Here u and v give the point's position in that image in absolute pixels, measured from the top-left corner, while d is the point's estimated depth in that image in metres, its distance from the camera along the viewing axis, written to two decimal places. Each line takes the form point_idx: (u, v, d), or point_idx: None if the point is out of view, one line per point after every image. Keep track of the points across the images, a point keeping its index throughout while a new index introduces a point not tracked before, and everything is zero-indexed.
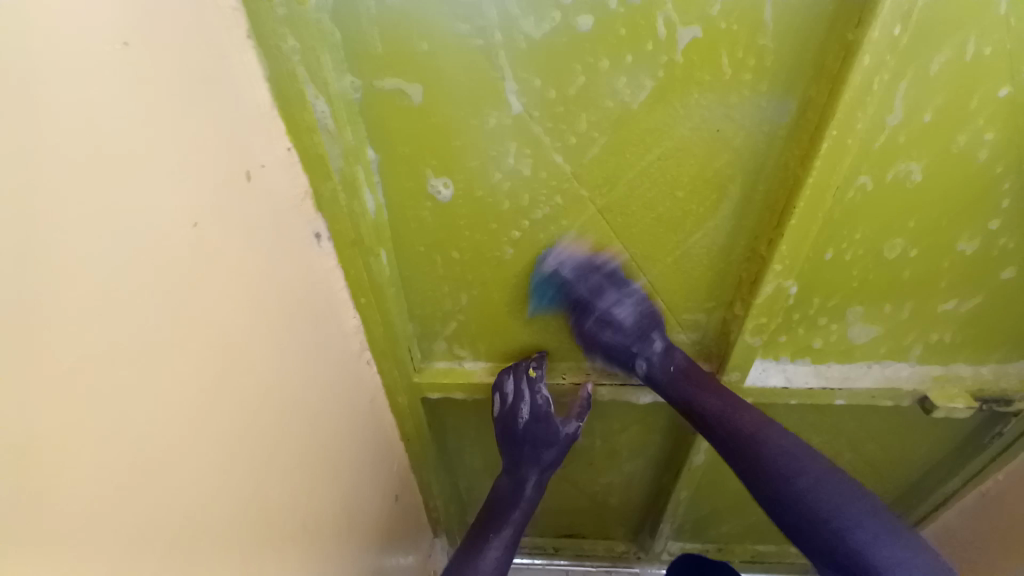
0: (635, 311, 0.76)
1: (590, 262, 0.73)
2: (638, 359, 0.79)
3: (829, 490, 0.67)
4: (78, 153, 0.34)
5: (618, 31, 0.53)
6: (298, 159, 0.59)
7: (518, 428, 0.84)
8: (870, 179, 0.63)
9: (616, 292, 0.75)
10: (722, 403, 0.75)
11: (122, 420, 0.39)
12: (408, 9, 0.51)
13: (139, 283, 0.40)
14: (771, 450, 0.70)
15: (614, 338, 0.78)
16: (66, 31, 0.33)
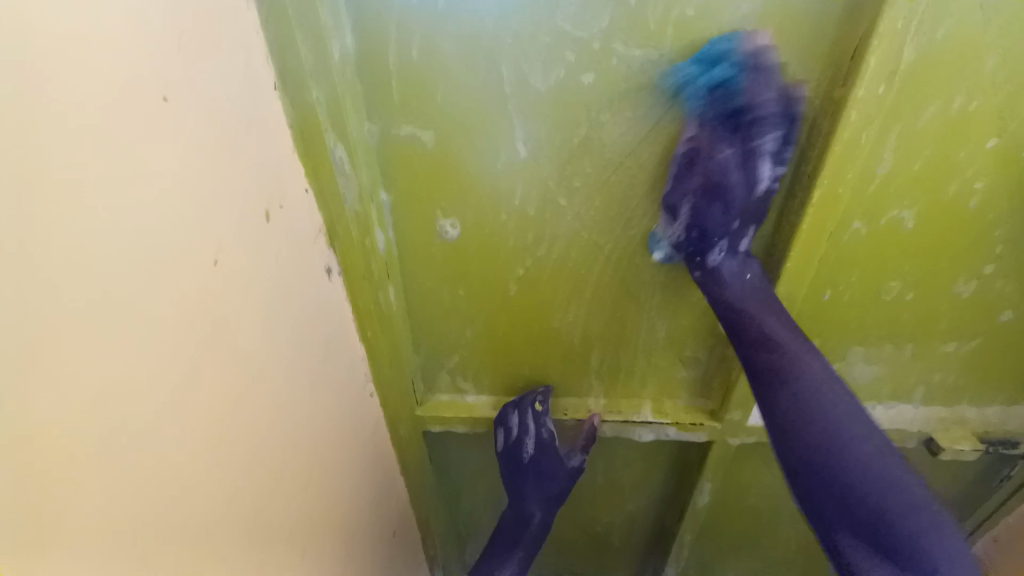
0: (762, 189, 0.62)
1: (733, 97, 0.58)
2: (716, 249, 0.67)
3: (890, 467, 0.57)
4: (117, 196, 0.37)
5: (619, 86, 0.57)
6: (315, 199, 0.62)
7: (523, 461, 0.84)
8: (864, 224, 0.65)
9: (735, 146, 0.62)
10: (782, 333, 0.64)
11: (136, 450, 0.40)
12: (425, 64, 0.56)
13: (161, 322, 0.41)
14: (838, 402, 0.60)
15: (716, 202, 0.64)
16: (116, 88, 0.36)
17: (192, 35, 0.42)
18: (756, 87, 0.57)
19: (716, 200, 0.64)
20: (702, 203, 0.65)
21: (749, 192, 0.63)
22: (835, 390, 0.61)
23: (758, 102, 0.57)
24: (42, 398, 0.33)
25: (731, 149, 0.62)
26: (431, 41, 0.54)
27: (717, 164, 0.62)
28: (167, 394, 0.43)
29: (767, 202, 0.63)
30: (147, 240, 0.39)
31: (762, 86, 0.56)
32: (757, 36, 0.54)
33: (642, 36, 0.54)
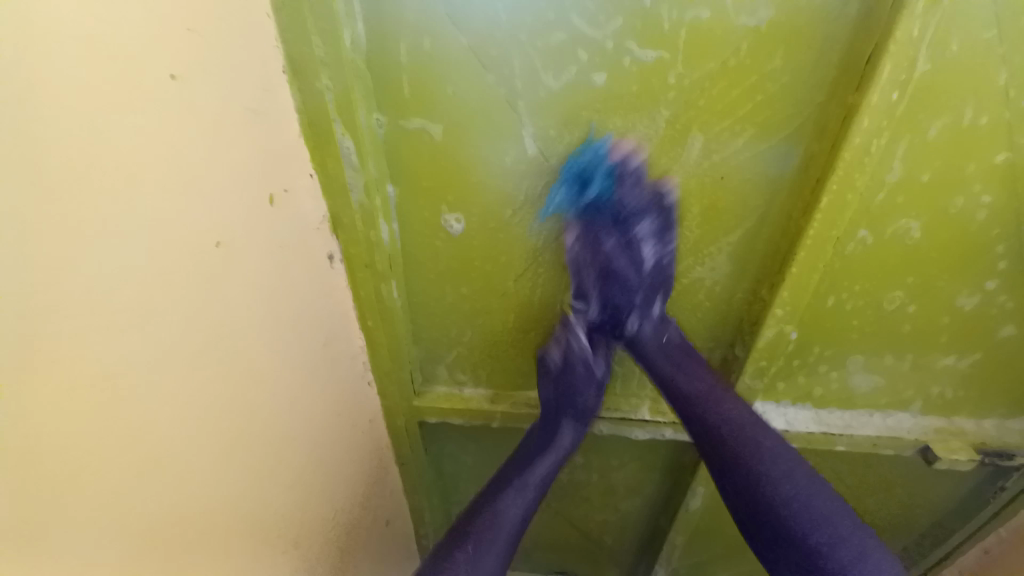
0: (651, 259, 0.70)
1: (647, 190, 0.64)
2: (633, 316, 0.74)
3: (810, 502, 0.59)
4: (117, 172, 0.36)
5: (630, 88, 0.57)
6: (319, 184, 0.61)
7: (550, 372, 0.77)
8: (870, 234, 0.65)
9: (651, 223, 0.67)
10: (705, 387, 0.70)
11: (130, 432, 0.40)
12: (436, 57, 0.55)
13: (165, 301, 0.42)
14: (754, 440, 0.64)
15: (625, 268, 0.71)
16: (120, 63, 0.36)
17: (202, 15, 0.42)
18: (631, 190, 0.64)
19: (616, 271, 0.72)
20: (606, 287, 0.73)
21: (640, 270, 0.71)
22: (763, 431, 0.66)
23: (625, 183, 0.64)
24: (37, 379, 0.33)
25: (615, 237, 0.71)
26: (443, 34, 0.54)
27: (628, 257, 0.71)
28: (165, 374, 0.42)
29: (659, 275, 0.71)
30: (148, 217, 0.39)
31: (628, 188, 0.64)
32: (619, 146, 0.61)
33: (654, 37, 0.54)
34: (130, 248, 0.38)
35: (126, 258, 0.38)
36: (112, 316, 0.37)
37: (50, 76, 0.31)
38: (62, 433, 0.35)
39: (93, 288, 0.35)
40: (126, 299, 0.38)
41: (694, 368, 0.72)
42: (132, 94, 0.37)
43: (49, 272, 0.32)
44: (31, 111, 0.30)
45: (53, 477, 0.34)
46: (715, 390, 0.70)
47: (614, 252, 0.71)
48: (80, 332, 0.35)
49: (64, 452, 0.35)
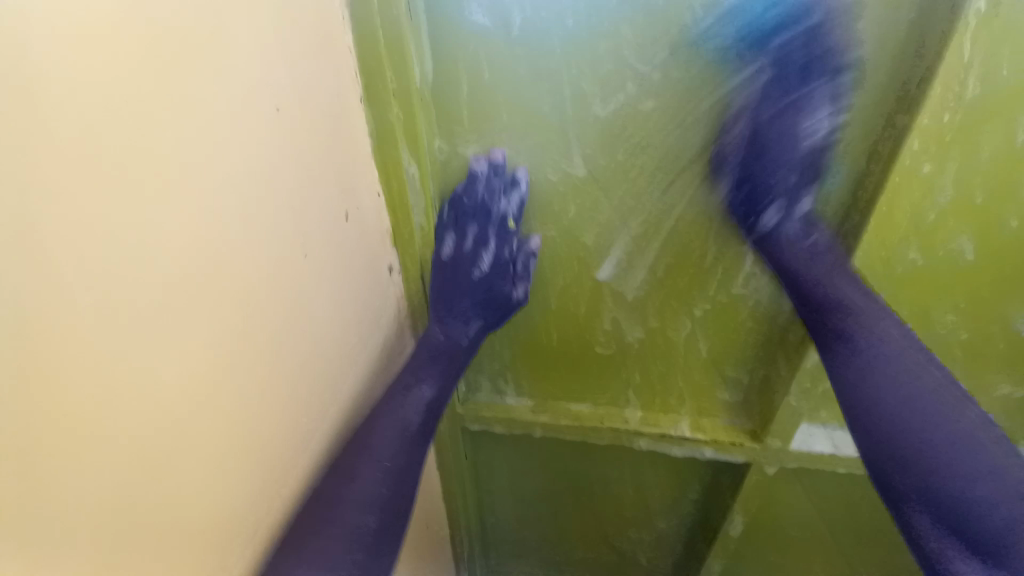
0: (805, 138, 0.61)
1: (815, 27, 0.56)
2: (773, 209, 0.66)
3: (965, 453, 0.54)
4: (224, 183, 0.41)
5: (675, 107, 0.60)
6: (384, 202, 0.66)
7: (473, 277, 0.71)
8: (921, 255, 0.64)
9: (827, 88, 0.58)
10: (852, 292, 0.62)
11: (220, 412, 0.44)
12: (494, 87, 0.60)
13: (259, 304, 0.47)
14: (914, 376, 0.57)
15: (756, 160, 0.65)
16: (233, 88, 0.41)
17: (300, 53, 0.48)
18: (825, 40, 0.56)
19: (775, 143, 0.64)
20: (744, 168, 0.65)
21: (797, 141, 0.62)
22: (909, 364, 0.58)
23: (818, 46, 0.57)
24: (159, 373, 0.38)
25: (772, 108, 0.63)
26: (502, 65, 0.59)
27: (806, 126, 0.61)
28: (250, 367, 0.47)
29: (817, 155, 0.61)
30: (251, 230, 0.45)
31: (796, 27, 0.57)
32: None
33: (699, 66, 0.57)
34: (231, 251, 0.43)
35: (227, 258, 0.42)
36: (214, 310, 0.42)
37: (179, 98, 0.36)
38: (165, 413, 0.39)
39: (200, 287, 0.40)
40: (225, 295, 0.43)
41: (848, 275, 0.63)
42: (241, 116, 0.42)
43: (166, 271, 0.37)
44: (171, 145, 0.36)
45: (157, 450, 0.38)
46: (867, 300, 0.61)
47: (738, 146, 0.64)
48: (185, 322, 0.39)
49: (167, 429, 0.39)
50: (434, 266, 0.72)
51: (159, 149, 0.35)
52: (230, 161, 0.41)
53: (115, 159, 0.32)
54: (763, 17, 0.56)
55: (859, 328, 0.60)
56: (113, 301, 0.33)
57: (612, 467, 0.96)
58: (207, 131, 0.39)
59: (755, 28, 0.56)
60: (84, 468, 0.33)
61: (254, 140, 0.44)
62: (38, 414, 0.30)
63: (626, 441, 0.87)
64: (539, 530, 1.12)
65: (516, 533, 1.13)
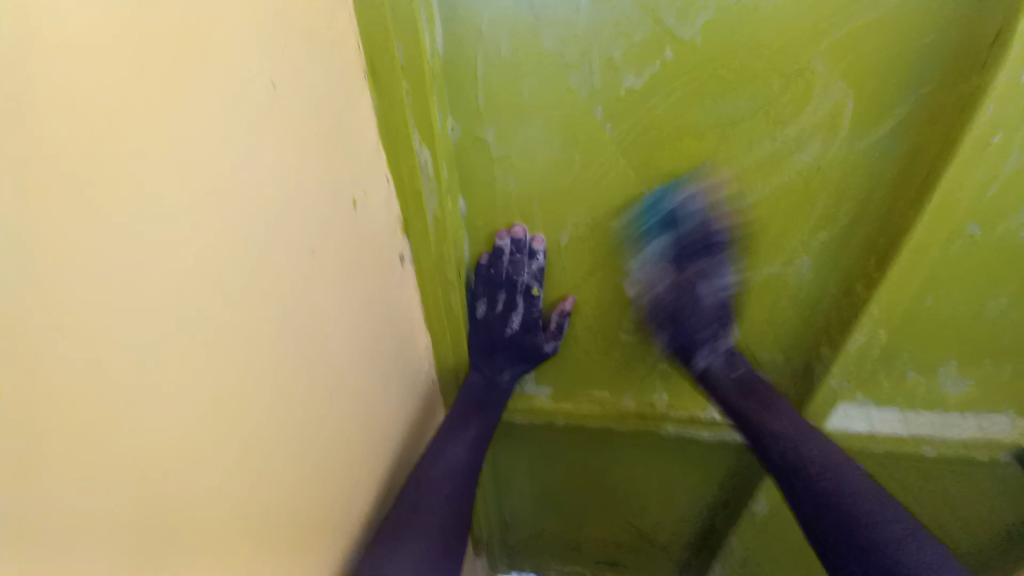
0: (717, 297, 0.73)
1: (705, 227, 0.67)
2: (704, 352, 0.75)
3: (863, 498, 0.59)
4: (224, 177, 0.36)
5: (717, 67, 0.53)
6: (394, 189, 0.61)
7: (506, 334, 0.76)
8: (979, 229, 0.58)
9: (727, 274, 0.70)
10: (758, 401, 0.71)
11: (239, 429, 0.41)
12: (514, 56, 0.54)
13: (268, 311, 0.42)
14: (810, 444, 0.66)
15: (693, 310, 0.73)
16: (228, 68, 0.35)
17: (296, 19, 0.42)
18: None
19: (686, 310, 0.74)
20: (676, 327, 0.75)
21: (716, 297, 0.72)
22: (810, 436, 0.67)
23: (709, 229, 0.67)
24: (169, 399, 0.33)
25: (677, 278, 0.73)
26: (526, 32, 0.52)
27: (707, 293, 0.73)
28: (263, 381, 0.43)
29: (728, 300, 0.72)
30: (255, 228, 0.40)
31: None
32: None
33: (747, 25, 0.50)
34: (233, 255, 0.38)
35: (234, 262, 0.38)
36: (223, 321, 0.37)
37: (168, 79, 0.30)
38: (182, 437, 0.35)
39: (208, 295, 0.36)
40: (235, 304, 0.38)
41: (766, 390, 0.73)
42: (239, 100, 0.36)
43: (170, 283, 0.32)
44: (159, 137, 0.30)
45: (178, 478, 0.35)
46: (758, 385, 0.73)
47: (688, 283, 0.73)
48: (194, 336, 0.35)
49: (188, 453, 0.36)
50: (471, 326, 0.78)
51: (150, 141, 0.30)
52: (231, 150, 0.36)
53: (101, 156, 0.27)
54: (656, 218, 0.66)
55: (752, 411, 0.70)
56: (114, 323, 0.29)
57: (636, 451, 0.94)
58: (203, 118, 0.33)
59: (658, 220, 0.66)
60: (100, 507, 0.30)
61: (252, 121, 0.38)
62: (33, 464, 0.26)
63: (654, 426, 0.84)
64: (558, 512, 1.11)
65: (536, 516, 1.12)
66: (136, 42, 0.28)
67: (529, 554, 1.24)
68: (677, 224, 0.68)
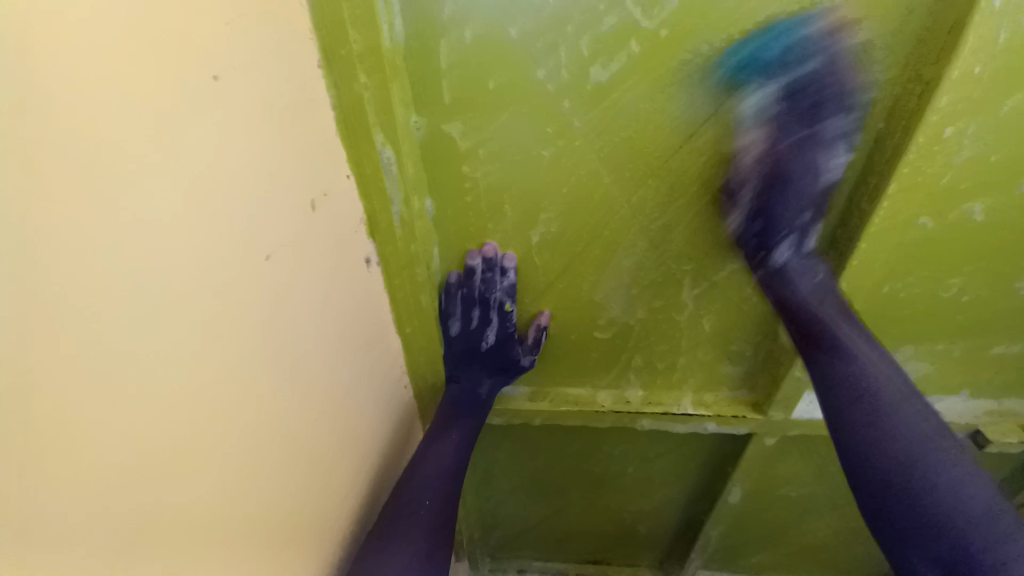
0: (827, 179, 0.60)
1: (842, 82, 0.54)
2: (785, 245, 0.65)
3: (945, 467, 0.54)
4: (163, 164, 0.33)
5: (681, 58, 0.53)
6: (356, 185, 0.59)
7: (482, 348, 0.78)
8: (933, 219, 0.60)
9: (831, 128, 0.57)
10: (854, 330, 0.62)
11: (190, 437, 0.38)
12: (478, 48, 0.52)
13: (219, 321, 0.40)
14: (892, 395, 0.58)
15: (791, 183, 0.61)
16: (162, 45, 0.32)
17: (241, 5, 0.39)
18: None
19: (774, 194, 0.63)
20: (761, 200, 0.64)
21: (814, 177, 0.60)
22: (894, 385, 0.59)
23: (828, 84, 0.55)
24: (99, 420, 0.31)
25: (784, 143, 0.61)
26: (490, 21, 0.51)
27: (818, 167, 0.59)
28: (215, 396, 0.40)
29: (832, 190, 0.60)
30: (199, 232, 0.37)
31: None
32: None
33: (710, 18, 0.50)
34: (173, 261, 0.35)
35: (179, 256, 0.35)
36: (166, 321, 0.35)
37: (90, 54, 0.28)
38: (122, 444, 0.33)
39: (149, 291, 0.33)
40: (181, 301, 0.36)
41: (850, 317, 0.63)
42: (178, 79, 0.34)
43: (103, 277, 0.30)
44: (76, 135, 0.28)
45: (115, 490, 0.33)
46: (841, 306, 0.64)
47: (789, 153, 0.61)
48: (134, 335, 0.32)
49: (124, 470, 0.33)
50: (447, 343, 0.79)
51: (71, 123, 0.27)
52: (170, 135, 0.34)
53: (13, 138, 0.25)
54: (765, 55, 0.53)
55: (839, 342, 0.61)
56: (32, 323, 0.26)
57: (613, 445, 0.94)
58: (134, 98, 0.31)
59: (762, 69, 0.55)
60: (19, 524, 0.27)
61: (191, 115, 0.35)
62: None
63: (629, 421, 0.84)
64: (539, 510, 1.10)
65: (516, 515, 1.11)
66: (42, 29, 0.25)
67: (509, 552, 1.23)
68: (792, 68, 0.55)
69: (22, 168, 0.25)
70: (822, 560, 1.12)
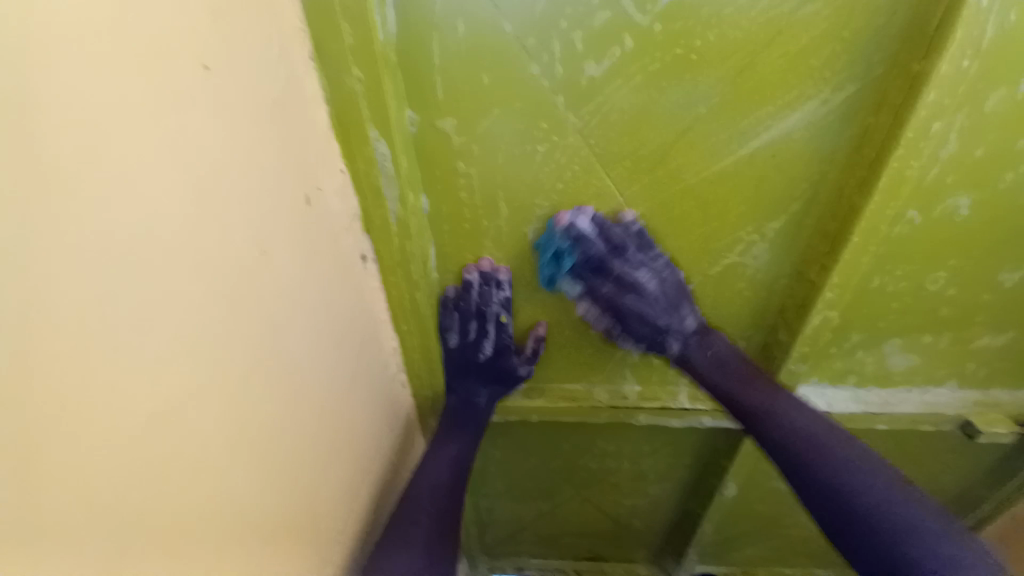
0: (658, 279, 0.68)
1: (608, 232, 0.66)
2: (674, 340, 0.73)
3: (870, 481, 0.59)
4: (154, 156, 0.33)
5: (673, 51, 0.53)
6: (350, 182, 0.59)
7: (480, 362, 0.78)
8: (920, 214, 0.61)
9: (641, 261, 0.67)
10: (752, 387, 0.69)
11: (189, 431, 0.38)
12: (472, 43, 0.52)
13: (215, 313, 0.40)
14: (806, 428, 0.64)
15: (638, 302, 0.71)
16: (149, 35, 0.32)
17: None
18: None
19: (633, 314, 0.72)
20: (628, 330, 0.74)
21: (649, 296, 0.70)
22: (809, 417, 0.66)
23: (609, 233, 0.65)
24: (104, 409, 0.31)
25: (607, 283, 0.71)
26: (483, 15, 0.51)
27: (641, 283, 0.69)
28: (212, 390, 0.40)
29: (668, 289, 0.69)
30: (192, 223, 0.37)
31: None
32: None
33: (700, 12, 0.51)
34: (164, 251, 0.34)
35: (172, 250, 0.35)
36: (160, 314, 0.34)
37: (84, 37, 0.28)
38: (123, 435, 0.32)
39: (146, 280, 0.33)
40: (175, 294, 0.35)
41: (753, 383, 0.69)
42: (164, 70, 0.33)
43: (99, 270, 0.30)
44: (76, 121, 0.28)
45: (121, 486, 0.32)
46: (744, 372, 0.71)
47: (615, 289, 0.71)
48: (130, 328, 0.32)
49: (136, 462, 0.33)
50: (444, 357, 0.79)
51: (63, 114, 0.27)
52: (160, 127, 0.33)
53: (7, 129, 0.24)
54: (553, 251, 0.67)
55: (751, 401, 0.68)
56: (32, 311, 0.26)
57: (608, 441, 0.94)
58: (123, 90, 0.30)
59: (558, 262, 0.68)
60: (28, 521, 0.27)
61: (180, 103, 0.35)
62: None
63: (624, 417, 0.85)
64: (534, 507, 1.10)
65: (512, 513, 1.12)
66: (38, 16, 0.25)
67: (506, 550, 1.23)
68: (574, 249, 0.67)
69: (21, 149, 0.25)
70: (815, 552, 1.14)
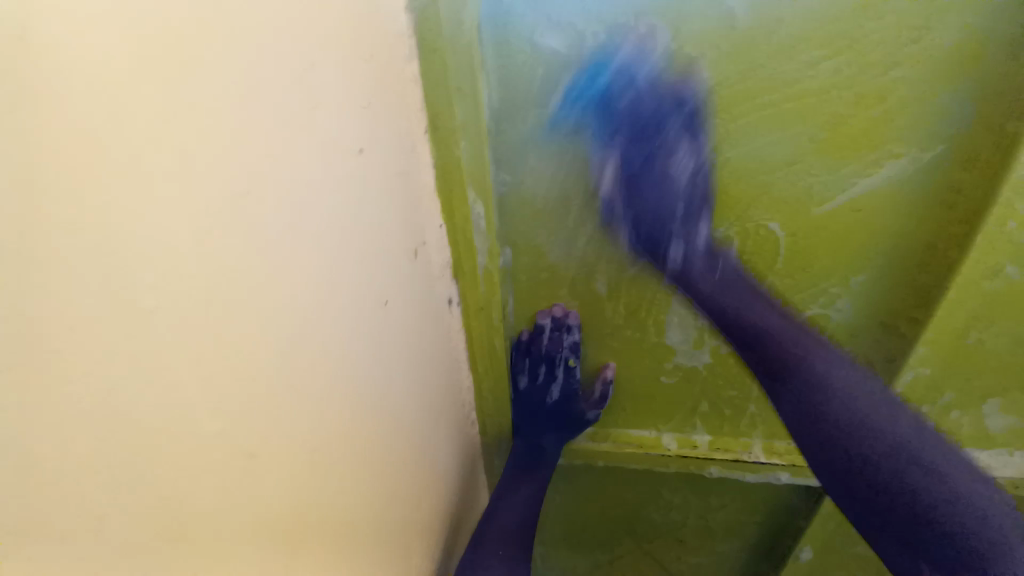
0: (688, 171, 0.60)
1: (666, 87, 0.57)
2: (674, 243, 0.63)
3: (916, 448, 0.47)
4: (308, 206, 0.38)
5: (759, 113, 0.56)
6: (446, 235, 0.64)
7: (548, 404, 0.80)
8: (1019, 269, 0.57)
9: (687, 146, 0.59)
10: (779, 317, 0.58)
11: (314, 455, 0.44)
12: (563, 112, 0.58)
13: (347, 356, 0.46)
14: (837, 376, 0.52)
15: (653, 199, 0.62)
16: (296, 87, 0.35)
17: (377, 90, 0.47)
18: None
19: (651, 184, 0.62)
20: (637, 209, 0.63)
21: (672, 184, 0.61)
22: (849, 370, 0.53)
23: (684, 99, 0.57)
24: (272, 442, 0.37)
25: (676, 124, 0.59)
26: (574, 90, 0.56)
27: (675, 170, 0.61)
28: (338, 424, 0.45)
29: (695, 188, 0.61)
30: (337, 280, 0.43)
31: None
32: None
33: (782, 80, 0.54)
34: (320, 304, 0.41)
35: (325, 302, 0.42)
36: (305, 355, 0.39)
37: (293, 138, 0.35)
38: (280, 463, 0.38)
39: (308, 330, 0.39)
40: (319, 336, 0.41)
41: (767, 302, 0.59)
42: (312, 128, 0.37)
43: (194, 284, 0.27)
44: (283, 204, 0.35)
45: (270, 506, 0.37)
46: (782, 317, 0.58)
47: (643, 162, 0.62)
48: (291, 368, 0.38)
49: (284, 488, 0.39)
50: (514, 399, 0.81)
51: (277, 196, 0.34)
52: (329, 200, 0.41)
53: (117, 154, 0.22)
54: (598, 88, 0.57)
55: (762, 328, 0.57)
56: (243, 356, 0.32)
57: (675, 492, 0.92)
58: (309, 175, 0.38)
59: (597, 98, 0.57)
60: (213, 541, 0.32)
61: (337, 179, 0.42)
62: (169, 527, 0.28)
63: (696, 468, 0.83)
64: (592, 557, 1.08)
65: (569, 561, 1.09)
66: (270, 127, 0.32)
67: None
68: (630, 80, 0.57)
69: (246, 230, 0.31)
70: None
